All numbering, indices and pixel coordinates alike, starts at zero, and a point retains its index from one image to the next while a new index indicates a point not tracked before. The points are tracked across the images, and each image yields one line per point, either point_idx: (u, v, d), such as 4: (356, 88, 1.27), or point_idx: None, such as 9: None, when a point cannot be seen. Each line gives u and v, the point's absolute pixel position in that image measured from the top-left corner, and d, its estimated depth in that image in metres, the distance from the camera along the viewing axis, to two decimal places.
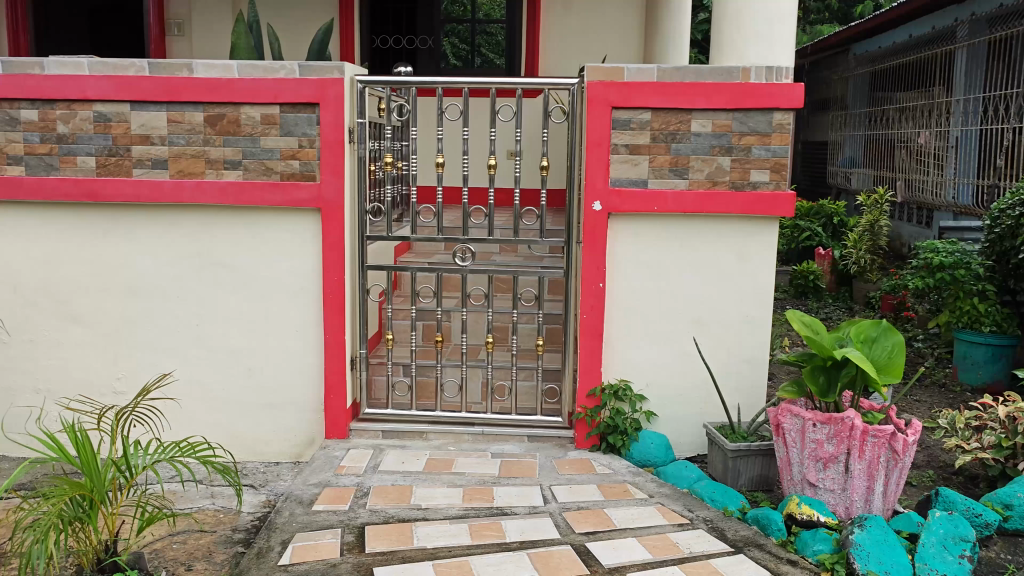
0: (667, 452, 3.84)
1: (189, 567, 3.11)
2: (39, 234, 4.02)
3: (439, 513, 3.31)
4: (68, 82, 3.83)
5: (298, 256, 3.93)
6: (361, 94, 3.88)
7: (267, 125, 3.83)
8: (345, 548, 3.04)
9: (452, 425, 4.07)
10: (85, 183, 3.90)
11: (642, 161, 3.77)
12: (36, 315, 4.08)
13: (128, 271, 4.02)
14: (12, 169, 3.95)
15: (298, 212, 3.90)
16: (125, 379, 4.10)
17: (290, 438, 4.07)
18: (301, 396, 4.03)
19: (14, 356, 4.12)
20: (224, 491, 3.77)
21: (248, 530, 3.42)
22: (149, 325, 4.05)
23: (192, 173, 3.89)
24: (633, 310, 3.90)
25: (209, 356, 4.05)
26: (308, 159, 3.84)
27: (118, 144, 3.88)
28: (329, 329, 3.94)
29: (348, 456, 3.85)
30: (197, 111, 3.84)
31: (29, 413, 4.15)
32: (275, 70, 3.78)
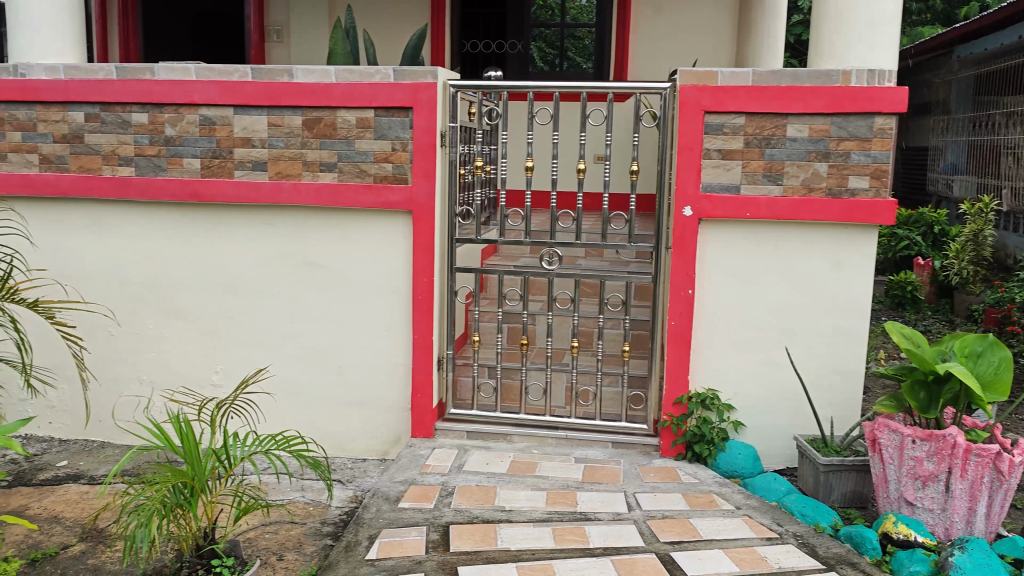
0: (755, 463, 3.75)
1: (280, 557, 3.23)
2: (146, 232, 4.21)
3: (522, 515, 3.33)
4: (176, 86, 4.01)
5: (389, 257, 4.01)
6: (453, 98, 3.93)
7: (361, 128, 3.92)
8: (429, 546, 3.08)
9: (536, 428, 4.07)
10: (189, 184, 4.07)
11: (735, 166, 3.71)
12: (142, 309, 4.27)
13: (227, 268, 4.17)
14: (122, 169, 4.15)
15: (389, 213, 3.98)
16: (223, 373, 4.25)
17: (377, 436, 4.15)
18: (388, 395, 4.11)
19: (121, 348, 4.32)
20: (314, 484, 3.88)
21: (336, 524, 3.52)
22: (246, 321, 4.19)
23: (290, 175, 4.01)
24: (722, 318, 3.84)
25: (302, 354, 4.17)
26: (400, 162, 3.91)
27: (221, 146, 4.04)
28: (417, 329, 4.01)
29: (433, 455, 3.90)
30: (296, 114, 3.96)
31: (135, 403, 4.35)
32: (371, 74, 3.87)
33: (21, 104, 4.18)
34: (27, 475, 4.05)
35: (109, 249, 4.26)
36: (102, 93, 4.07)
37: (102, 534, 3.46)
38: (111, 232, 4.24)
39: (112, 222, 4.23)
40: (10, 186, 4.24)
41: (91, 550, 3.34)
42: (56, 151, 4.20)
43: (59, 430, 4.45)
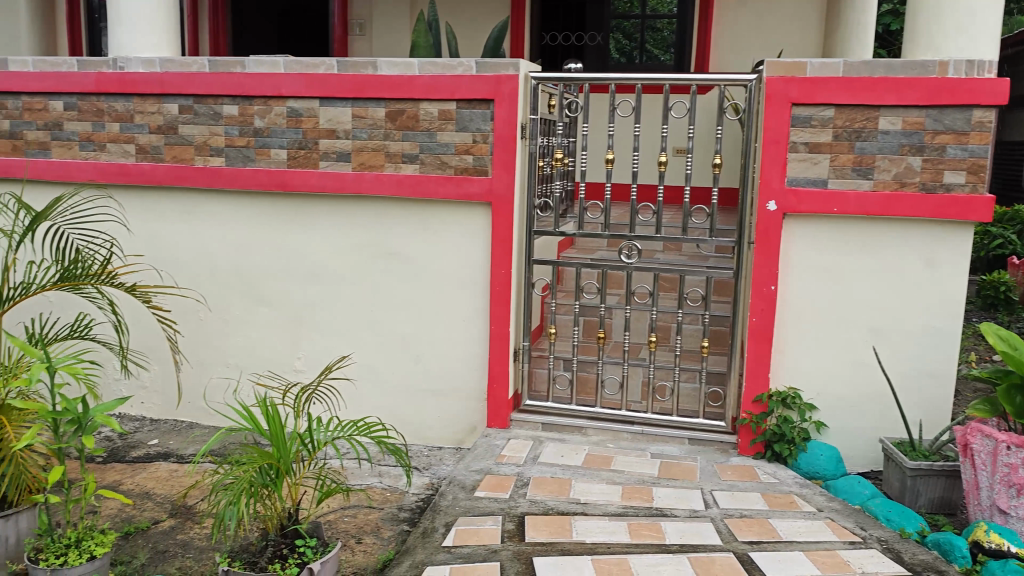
0: (838, 465, 3.66)
1: (359, 540, 3.32)
2: (236, 220, 4.34)
3: (598, 509, 3.32)
4: (265, 79, 4.11)
5: (468, 248, 4.04)
6: (534, 90, 3.93)
7: (443, 120, 3.96)
8: (505, 535, 3.11)
9: (611, 422, 4.05)
10: (276, 174, 4.18)
11: (823, 159, 3.61)
12: (230, 295, 4.41)
13: (311, 257, 4.27)
14: (213, 160, 4.28)
15: (469, 205, 4.01)
16: (305, 359, 4.37)
17: (453, 425, 4.19)
18: (465, 385, 4.15)
19: (209, 332, 4.47)
20: (390, 471, 3.96)
21: (413, 510, 3.58)
22: (329, 309, 4.29)
23: (373, 166, 4.08)
24: (806, 315, 3.75)
25: (381, 342, 4.24)
26: (481, 154, 3.94)
27: (308, 137, 4.14)
28: (494, 320, 4.03)
29: (509, 445, 3.93)
30: (379, 106, 4.02)
31: (222, 386, 4.50)
32: (453, 66, 3.90)
33: (119, 96, 4.33)
34: (121, 452, 4.24)
35: (200, 236, 4.41)
36: (196, 85, 4.20)
37: (190, 511, 3.60)
38: (202, 220, 4.39)
39: (202, 211, 4.38)
40: (109, 175, 4.41)
41: (180, 526, 3.48)
42: (151, 141, 4.35)
43: (151, 410, 4.63)
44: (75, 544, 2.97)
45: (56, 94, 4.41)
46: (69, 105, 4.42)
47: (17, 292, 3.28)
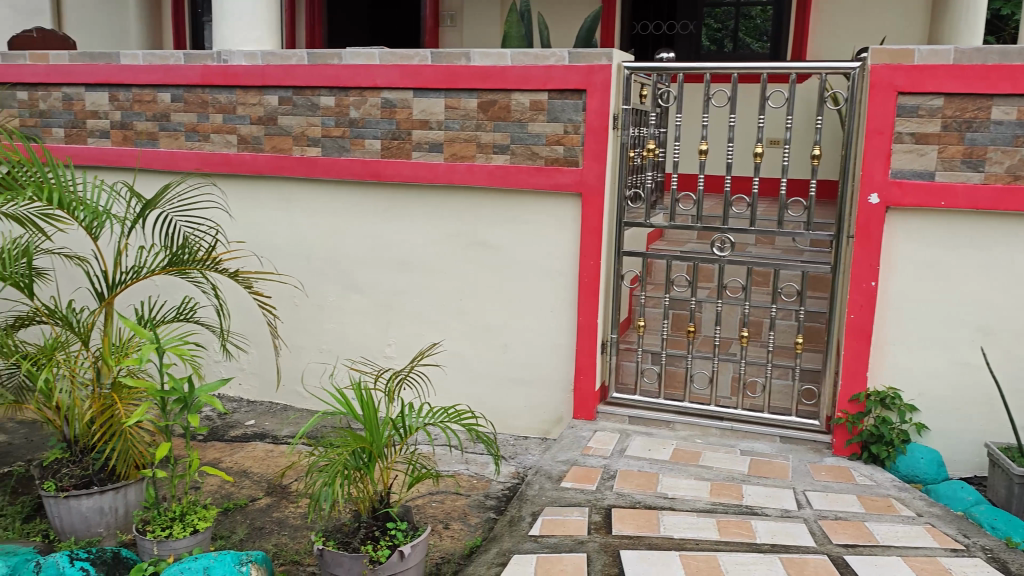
0: (939, 469, 3.54)
1: (446, 525, 3.38)
2: (331, 209, 4.45)
3: (686, 504, 3.28)
4: (361, 71, 4.19)
5: (558, 239, 4.04)
6: (627, 81, 3.89)
7: (535, 111, 3.95)
8: (592, 527, 3.10)
9: (700, 417, 4.00)
10: (370, 164, 4.26)
11: (930, 151, 3.47)
12: (324, 282, 4.54)
13: (402, 246, 4.34)
14: (310, 150, 4.39)
15: (559, 196, 4.00)
16: (395, 346, 4.45)
17: (540, 415, 4.21)
18: (551, 375, 4.15)
19: (304, 318, 4.61)
20: (477, 458, 4.01)
21: (499, 499, 3.62)
22: (419, 297, 4.36)
23: (464, 157, 4.11)
24: (908, 313, 3.61)
25: (470, 331, 4.29)
26: (572, 144, 3.92)
27: (401, 128, 4.20)
28: (582, 312, 4.02)
29: (595, 437, 3.92)
30: (471, 97, 4.05)
31: (316, 370, 4.63)
32: (546, 57, 3.90)
33: (223, 88, 4.48)
34: (220, 431, 4.42)
35: (297, 225, 4.54)
36: (295, 77, 4.31)
37: (286, 490, 3.72)
38: (299, 209, 4.52)
39: (299, 200, 4.50)
40: (212, 164, 4.58)
41: (276, 504, 3.60)
42: (252, 132, 4.49)
43: (249, 391, 4.81)
44: (179, 518, 3.10)
45: (164, 86, 4.59)
46: (176, 97, 4.59)
47: (129, 276, 3.43)
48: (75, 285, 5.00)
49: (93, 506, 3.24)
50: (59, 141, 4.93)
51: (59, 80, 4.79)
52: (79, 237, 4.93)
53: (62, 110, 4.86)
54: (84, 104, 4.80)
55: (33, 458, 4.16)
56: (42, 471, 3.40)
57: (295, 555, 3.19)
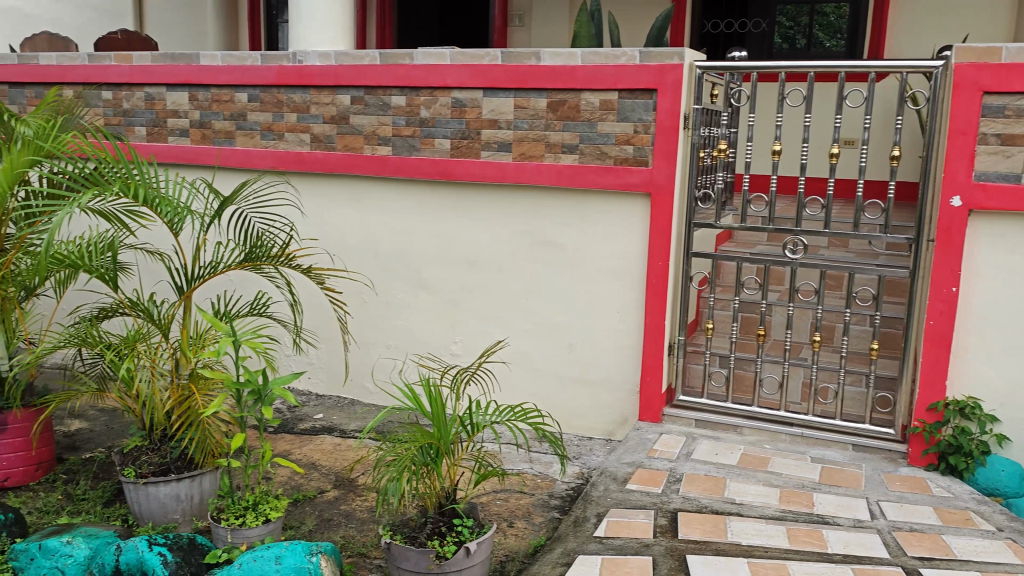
0: (1021, 483, 3.38)
1: (510, 524, 3.40)
2: (400, 208, 4.51)
3: (754, 511, 3.23)
4: (432, 71, 4.23)
5: (625, 240, 4.02)
6: (699, 80, 3.84)
7: (605, 110, 3.93)
8: (658, 530, 3.07)
9: (770, 422, 3.93)
10: (440, 163, 4.30)
11: (1017, 153, 3.34)
12: (393, 279, 4.60)
13: (470, 245, 4.37)
14: (380, 149, 4.45)
15: (628, 195, 3.97)
16: (461, 343, 4.49)
17: (605, 416, 4.19)
18: (617, 377, 4.13)
19: (373, 315, 4.68)
20: (542, 458, 4.02)
21: (564, 499, 3.62)
22: (485, 295, 4.38)
23: (533, 156, 4.12)
24: (990, 320, 3.48)
25: (535, 330, 4.29)
26: (642, 144, 3.89)
27: (470, 127, 4.22)
28: (650, 313, 3.99)
29: (661, 440, 3.88)
30: (541, 97, 4.05)
31: (385, 366, 4.69)
32: (617, 56, 3.88)
33: (297, 88, 4.58)
34: (290, 424, 4.52)
35: (367, 223, 4.61)
36: (367, 77, 4.38)
37: (353, 484, 3.78)
38: (369, 207, 4.59)
39: (369, 197, 4.58)
40: (286, 163, 4.68)
41: (343, 497, 3.66)
42: (325, 131, 4.57)
43: (318, 385, 4.91)
44: (252, 507, 3.18)
45: (241, 86, 4.71)
46: (253, 96, 4.71)
47: (207, 271, 3.54)
48: (156, 279, 5.18)
49: (170, 493, 3.35)
50: (141, 139, 5.10)
51: (142, 80, 4.95)
52: (159, 232, 5.09)
53: (144, 109, 5.03)
54: (165, 103, 4.96)
55: (113, 445, 4.32)
56: (123, 458, 3.52)
57: (362, 547, 3.24)
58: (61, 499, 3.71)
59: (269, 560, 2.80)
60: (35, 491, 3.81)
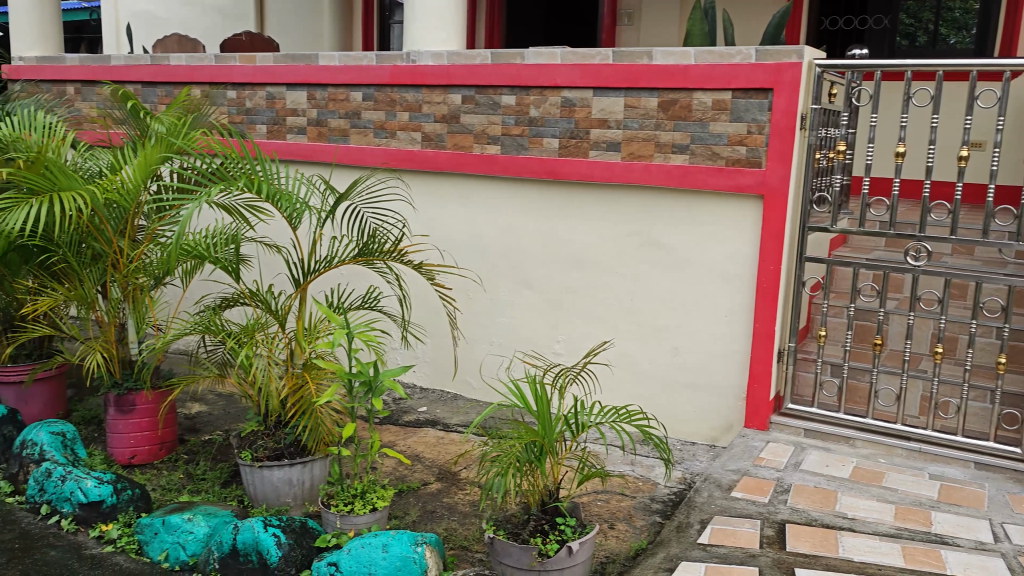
0: None
1: (612, 525, 3.38)
2: (507, 207, 4.55)
3: (867, 527, 3.11)
4: (542, 70, 4.25)
5: (736, 243, 3.93)
6: (818, 79, 3.73)
7: (718, 110, 3.86)
8: (764, 541, 3.00)
9: (884, 435, 3.77)
10: (548, 162, 4.31)
11: None
12: (498, 277, 4.64)
13: (576, 244, 4.37)
14: (489, 147, 4.50)
15: (739, 197, 3.89)
16: (564, 342, 4.49)
17: (709, 421, 4.12)
18: (724, 382, 4.05)
19: (478, 311, 4.74)
20: (644, 460, 4.00)
21: (665, 503, 3.58)
22: (589, 295, 4.37)
23: (642, 156, 4.08)
24: None
25: (640, 332, 4.26)
26: (756, 145, 3.80)
27: (580, 127, 4.22)
28: (759, 318, 3.89)
29: (768, 448, 3.79)
30: (652, 96, 4.01)
31: (489, 362, 4.75)
32: (732, 55, 3.80)
33: (410, 87, 4.68)
34: (395, 416, 4.65)
35: (474, 220, 4.67)
36: (478, 76, 4.43)
37: (456, 477, 3.85)
38: (477, 205, 4.65)
39: (478, 195, 4.63)
40: (398, 160, 4.79)
41: (446, 490, 3.73)
42: (436, 130, 4.65)
43: (422, 378, 5.01)
44: (360, 495, 3.27)
45: (357, 86, 4.85)
46: (367, 96, 4.84)
47: (322, 265, 3.65)
48: (274, 272, 5.40)
49: (283, 477, 3.48)
50: (262, 137, 5.32)
51: (264, 80, 5.16)
52: (278, 226, 5.30)
53: (265, 108, 5.25)
54: (285, 102, 5.15)
55: (230, 428, 4.52)
56: (240, 441, 3.68)
57: (464, 541, 3.29)
58: (182, 478, 3.91)
59: (376, 548, 2.88)
60: (160, 469, 4.03)
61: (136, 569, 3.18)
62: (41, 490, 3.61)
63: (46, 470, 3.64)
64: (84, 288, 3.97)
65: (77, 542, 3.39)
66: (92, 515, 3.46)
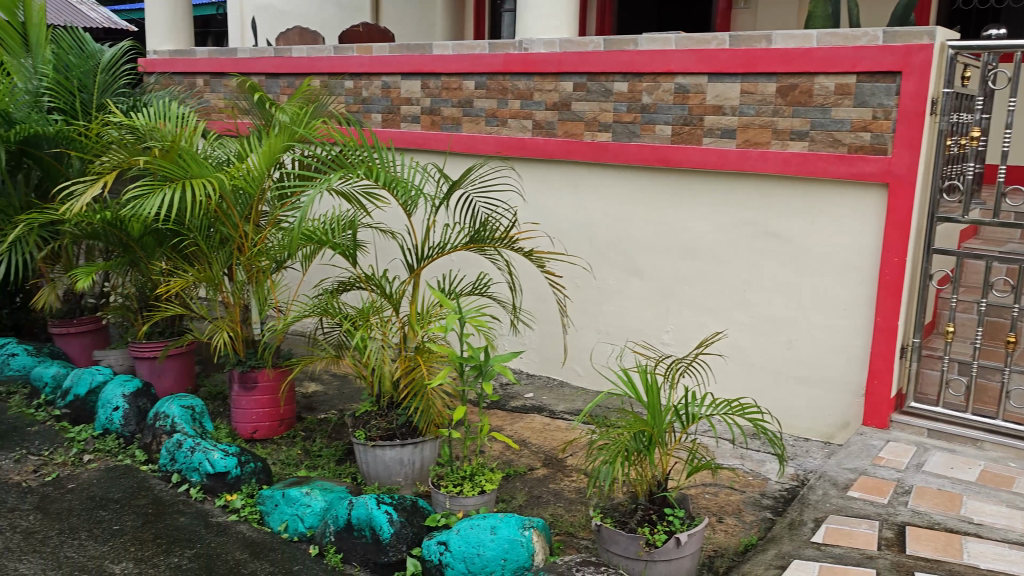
0: None
1: (720, 519, 3.33)
2: (617, 194, 4.51)
3: (996, 533, 2.95)
4: (656, 56, 4.19)
5: (857, 233, 3.78)
6: (950, 61, 3.54)
7: (840, 95, 3.72)
8: (883, 543, 2.89)
9: (1016, 438, 3.56)
10: (659, 150, 4.25)
11: None
12: (607, 266, 4.62)
13: (687, 233, 4.30)
14: (601, 134, 4.48)
15: (861, 185, 3.73)
16: (673, 333, 4.44)
17: (825, 418, 4.00)
18: (841, 377, 3.92)
19: (586, 300, 4.74)
20: (754, 455, 3.92)
21: (777, 499, 3.49)
22: (700, 285, 4.30)
23: (759, 143, 3.97)
24: None
25: (752, 324, 4.16)
26: (881, 131, 3.64)
27: (693, 113, 4.14)
28: (881, 312, 3.74)
29: (887, 447, 3.65)
30: (770, 81, 3.90)
31: (597, 351, 4.74)
32: (856, 37, 3.65)
33: (523, 75, 4.70)
34: (503, 401, 4.72)
35: (584, 208, 4.67)
36: (591, 64, 4.41)
37: (562, 464, 3.87)
38: (587, 193, 4.64)
39: (588, 183, 4.62)
40: (509, 148, 4.83)
41: (552, 476, 3.75)
42: (547, 117, 4.66)
43: (530, 365, 5.07)
44: (470, 477, 3.34)
45: (470, 74, 4.91)
46: (480, 84, 4.89)
47: (435, 251, 3.73)
48: (389, 257, 5.56)
49: (395, 457, 3.59)
50: (377, 125, 5.46)
51: (380, 70, 5.29)
52: (394, 213, 5.45)
53: (381, 97, 5.38)
54: (400, 91, 5.27)
55: (345, 408, 4.68)
56: (355, 420, 3.81)
57: (570, 527, 3.31)
58: (300, 453, 4.08)
59: (484, 529, 2.93)
60: (279, 444, 4.22)
61: (258, 538, 3.35)
62: (172, 460, 3.83)
63: (176, 440, 3.86)
64: (212, 270, 4.18)
65: (205, 509, 3.59)
66: (218, 485, 3.66)
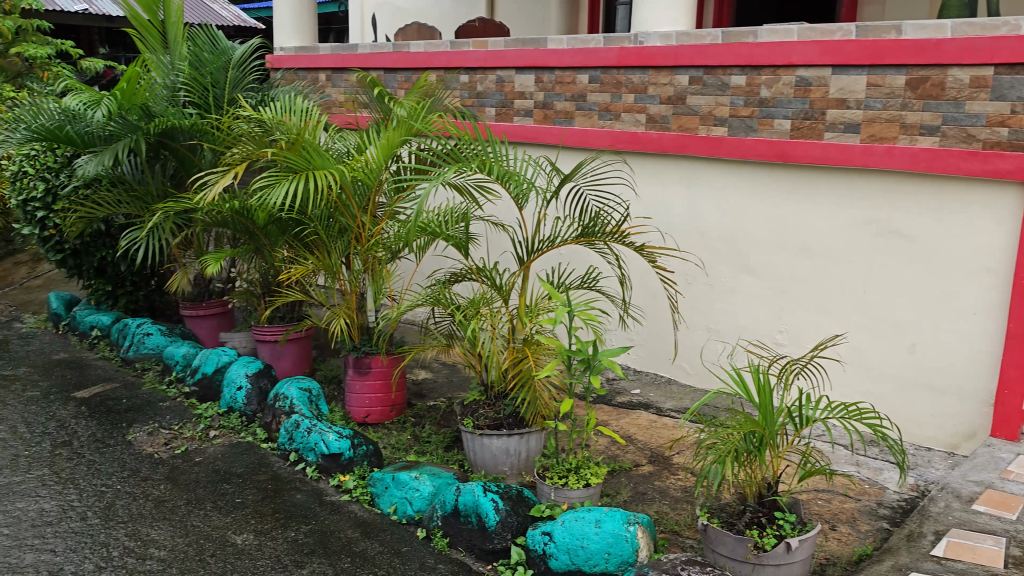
0: None
1: (833, 526, 3.23)
2: (732, 190, 4.42)
3: None
4: (776, 48, 4.08)
5: (990, 234, 3.59)
6: None
7: (976, 87, 3.53)
8: (1010, 561, 2.73)
9: None
10: (777, 145, 4.15)
11: None
12: (720, 262, 4.54)
13: (804, 230, 4.18)
14: (716, 129, 4.40)
15: (997, 183, 3.53)
16: (787, 333, 4.32)
17: (949, 427, 3.81)
18: (968, 385, 3.73)
19: (697, 297, 4.67)
20: (870, 462, 3.78)
21: (894, 509, 3.36)
22: (817, 285, 4.17)
23: (885, 138, 3.81)
24: None
25: (872, 326, 4.00)
26: (1020, 126, 3.43)
27: (815, 107, 4.01)
28: (1014, 317, 3.54)
29: (1017, 461, 3.45)
30: (899, 74, 3.73)
31: (707, 349, 4.67)
32: (995, 27, 3.46)
33: (637, 69, 4.66)
34: (609, 396, 4.72)
35: (697, 203, 4.59)
36: (708, 57, 4.34)
37: (668, 462, 3.83)
38: (701, 188, 4.56)
39: (702, 178, 4.55)
40: (621, 142, 4.80)
41: (658, 473, 3.73)
42: (661, 111, 4.61)
43: (637, 361, 5.04)
44: (575, 470, 3.36)
45: (584, 68, 4.90)
46: (594, 78, 4.88)
47: (546, 245, 3.78)
48: (500, 250, 5.63)
49: (502, 447, 3.64)
50: (491, 119, 5.52)
51: (496, 64, 5.35)
52: (505, 206, 5.52)
53: (495, 91, 5.45)
54: (514, 85, 5.31)
55: (453, 396, 4.78)
56: (463, 408, 3.88)
57: (676, 525, 3.28)
58: (410, 439, 4.20)
59: (589, 522, 2.93)
60: (390, 429, 4.35)
61: (369, 518, 3.47)
62: (290, 439, 4.01)
63: (295, 421, 4.03)
64: (330, 258, 4.36)
65: (319, 488, 3.75)
66: (333, 465, 3.81)
